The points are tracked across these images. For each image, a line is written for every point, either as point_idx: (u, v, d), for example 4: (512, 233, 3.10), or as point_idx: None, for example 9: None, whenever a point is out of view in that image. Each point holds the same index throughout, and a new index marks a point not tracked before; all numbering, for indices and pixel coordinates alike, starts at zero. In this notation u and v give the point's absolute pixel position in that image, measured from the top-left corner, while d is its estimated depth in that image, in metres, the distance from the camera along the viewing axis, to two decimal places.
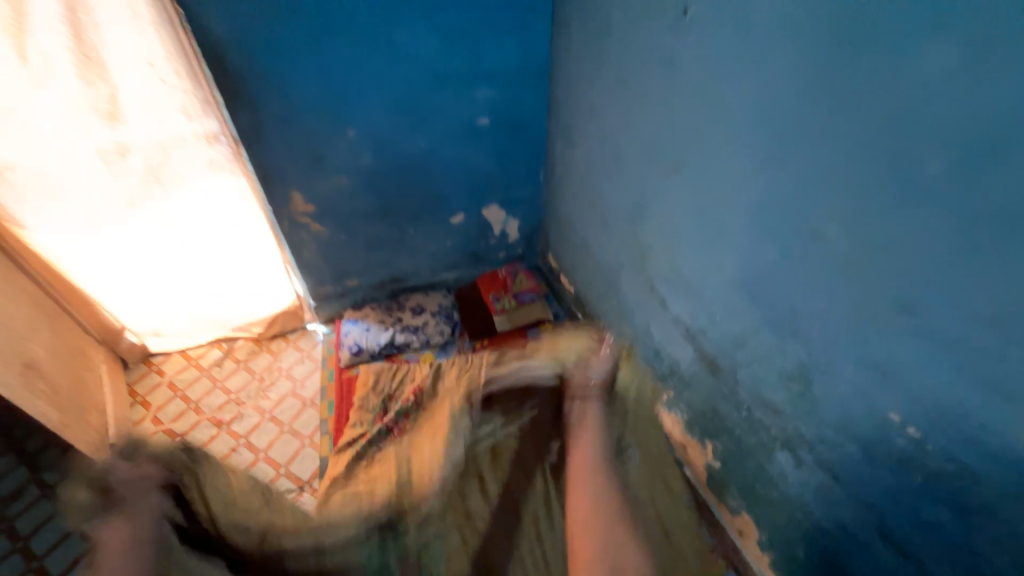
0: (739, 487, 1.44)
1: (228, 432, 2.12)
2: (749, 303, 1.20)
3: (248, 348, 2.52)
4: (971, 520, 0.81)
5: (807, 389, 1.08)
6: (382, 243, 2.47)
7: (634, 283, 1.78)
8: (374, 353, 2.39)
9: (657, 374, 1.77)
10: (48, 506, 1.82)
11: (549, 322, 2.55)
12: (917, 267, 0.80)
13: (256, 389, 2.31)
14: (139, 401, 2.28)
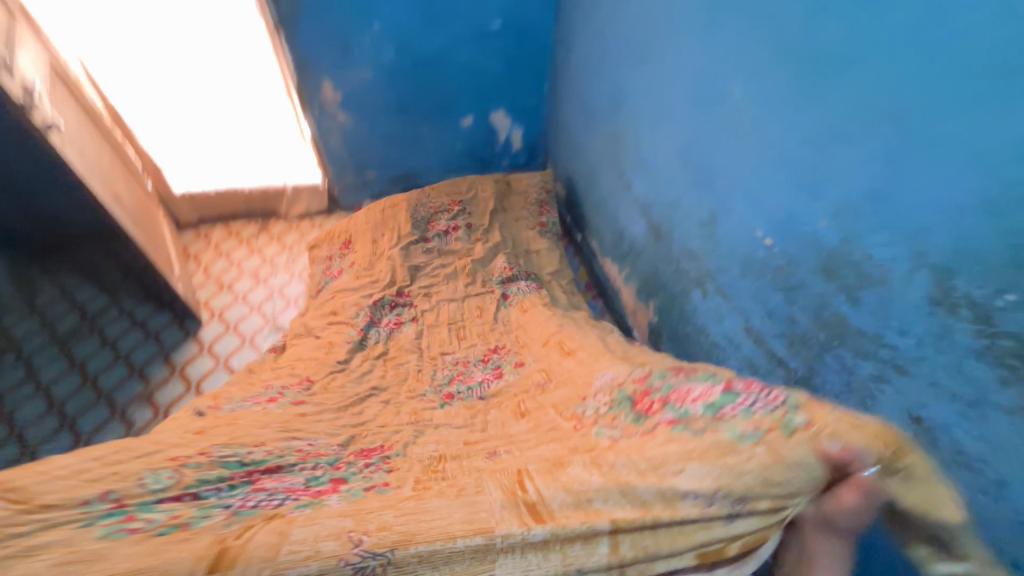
0: (669, 332, 1.80)
1: (266, 285, 2.58)
2: (682, 169, 1.50)
3: (281, 226, 2.94)
4: (793, 297, 1.14)
5: (714, 229, 1.40)
6: (399, 139, 2.78)
7: (610, 174, 2.08)
8: None
9: (621, 253, 2.10)
10: (125, 322, 2.38)
11: None
12: (781, 109, 1.10)
13: (287, 256, 2.75)
14: (192, 258, 2.72)
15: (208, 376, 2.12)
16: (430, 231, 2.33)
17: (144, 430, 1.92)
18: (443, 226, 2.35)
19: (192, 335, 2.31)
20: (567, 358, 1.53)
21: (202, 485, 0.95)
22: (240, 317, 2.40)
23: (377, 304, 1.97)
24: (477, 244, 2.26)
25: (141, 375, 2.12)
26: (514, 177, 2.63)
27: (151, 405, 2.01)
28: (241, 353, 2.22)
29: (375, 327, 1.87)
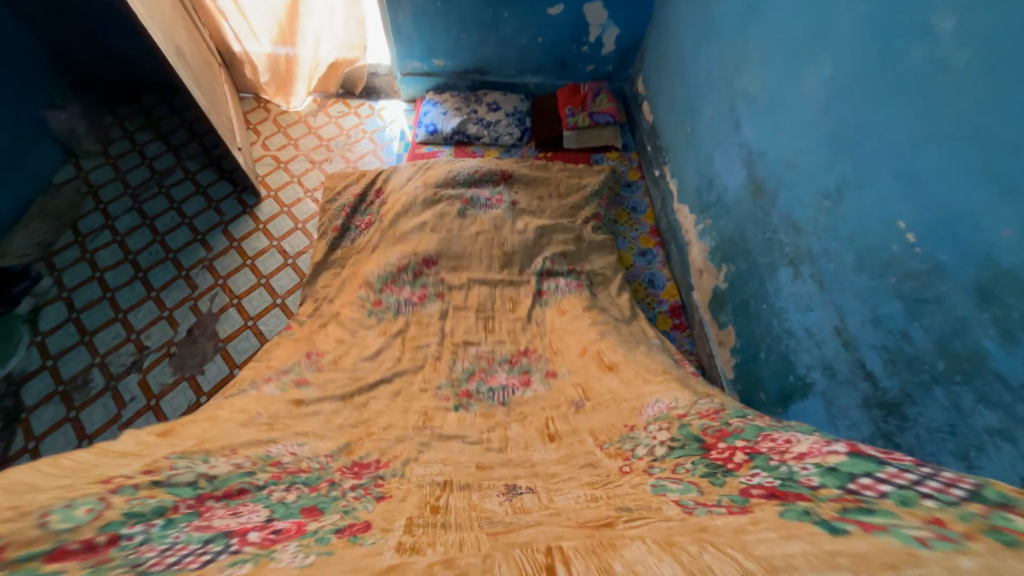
0: (735, 303, 1.64)
1: (320, 170, 2.53)
2: (821, 119, 1.19)
3: (339, 107, 2.82)
4: (917, 311, 0.94)
5: (836, 204, 1.15)
6: (474, 22, 2.41)
7: (716, 105, 1.72)
8: (448, 137, 2.58)
9: (703, 203, 1.85)
10: (190, 186, 2.40)
11: (616, 149, 2.57)
12: (1010, 61, 0.78)
13: (344, 142, 2.66)
14: (252, 128, 2.69)
15: (263, 255, 2.18)
16: (469, 192, 2.08)
17: (205, 294, 2.05)
18: (485, 195, 2.09)
19: (250, 210, 2.33)
20: (608, 375, 1.42)
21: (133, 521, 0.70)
22: (294, 200, 2.39)
23: (399, 263, 1.82)
24: (519, 217, 2.03)
25: (204, 242, 2.20)
26: (566, 166, 2.36)
27: (212, 273, 2.11)
28: (293, 237, 2.25)
29: (391, 298, 1.76)
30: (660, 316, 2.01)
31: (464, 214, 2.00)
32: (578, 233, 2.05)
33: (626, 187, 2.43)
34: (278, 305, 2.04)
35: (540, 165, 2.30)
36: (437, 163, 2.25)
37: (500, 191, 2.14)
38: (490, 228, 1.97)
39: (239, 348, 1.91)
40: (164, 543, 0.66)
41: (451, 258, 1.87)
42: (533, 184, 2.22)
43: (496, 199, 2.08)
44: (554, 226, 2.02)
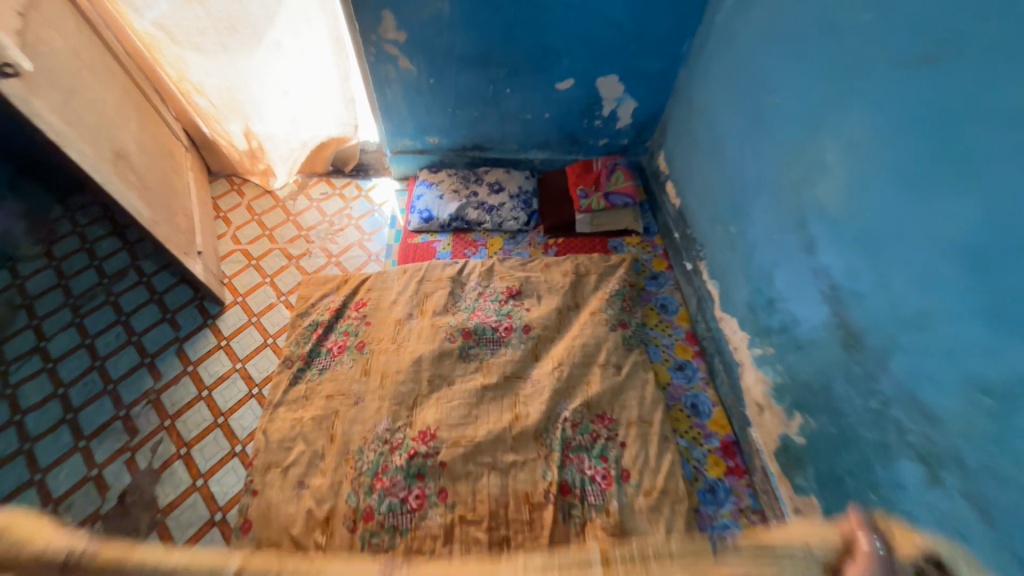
0: (818, 471, 1.27)
1: (296, 266, 2.19)
2: (968, 283, 0.87)
3: (322, 188, 2.52)
4: None
5: (1013, 411, 0.81)
6: (473, 99, 2.14)
7: (773, 213, 1.40)
8: (444, 224, 2.26)
9: (761, 326, 1.50)
10: (144, 293, 2.05)
11: (636, 233, 2.25)
12: None
13: (326, 230, 2.34)
14: (221, 216, 2.37)
15: (222, 384, 1.80)
16: (472, 320, 1.86)
17: (146, 441, 1.65)
18: (491, 321, 1.86)
19: (211, 322, 1.97)
20: None
21: None
22: (264, 306, 2.04)
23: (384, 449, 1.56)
24: (531, 347, 1.80)
25: (152, 368, 1.83)
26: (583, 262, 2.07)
27: (157, 410, 1.72)
28: (261, 357, 1.88)
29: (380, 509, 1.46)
30: (709, 456, 1.63)
31: (468, 357, 1.77)
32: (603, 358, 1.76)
33: (652, 280, 2.10)
34: (236, 455, 1.63)
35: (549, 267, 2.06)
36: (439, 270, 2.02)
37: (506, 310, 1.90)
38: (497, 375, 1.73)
39: (182, 522, 1.49)
40: None
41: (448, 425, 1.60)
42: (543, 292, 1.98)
43: (502, 324, 1.85)
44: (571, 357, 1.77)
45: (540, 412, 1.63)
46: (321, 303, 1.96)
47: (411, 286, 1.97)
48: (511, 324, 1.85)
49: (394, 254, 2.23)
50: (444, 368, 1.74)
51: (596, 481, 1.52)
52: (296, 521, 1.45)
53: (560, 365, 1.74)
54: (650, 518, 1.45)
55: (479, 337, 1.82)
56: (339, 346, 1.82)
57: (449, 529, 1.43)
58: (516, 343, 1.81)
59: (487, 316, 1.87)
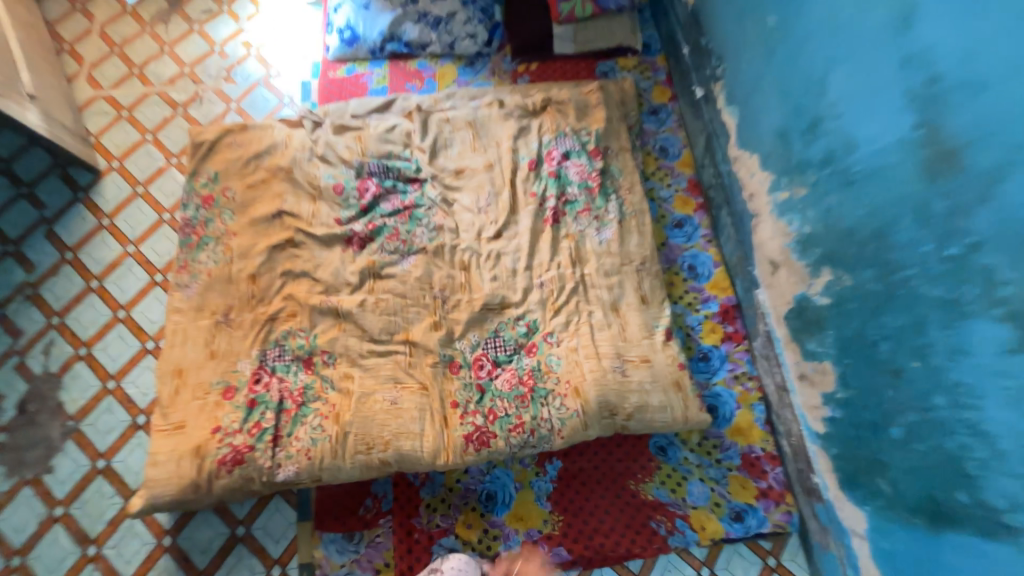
0: (839, 335, 1.06)
1: (184, 116, 1.65)
2: None
3: (203, 5, 1.82)
4: None
5: None
6: None
7: None
8: (376, 49, 1.67)
9: (790, 159, 1.14)
10: None
11: (631, 53, 1.73)
12: None
13: (218, 65, 1.74)
14: (66, 50, 1.72)
15: (116, 272, 1.45)
16: (382, 203, 1.43)
17: (35, 344, 1.36)
18: (399, 201, 1.44)
19: (85, 196, 1.53)
20: (596, 529, 1.23)
21: (383, 177, 1.45)
22: (152, 172, 1.57)
23: (297, 362, 1.26)
24: (499, 207, 1.43)
25: (20, 258, 1.44)
26: (557, 94, 1.57)
27: (39, 308, 1.40)
28: (159, 238, 1.49)
29: (306, 416, 1.18)
30: (706, 323, 1.42)
31: (416, 228, 1.41)
32: (585, 218, 1.42)
33: (652, 114, 1.66)
34: (149, 352, 1.36)
35: (518, 104, 1.57)
36: (370, 116, 1.53)
37: (403, 167, 1.47)
38: (453, 238, 1.41)
39: (100, 428, 1.28)
40: (382, 202, 1.43)
41: (392, 300, 1.33)
42: (508, 135, 1.51)
43: (403, 204, 1.43)
44: (541, 226, 1.42)
45: (497, 284, 1.35)
46: (224, 159, 1.48)
47: (317, 141, 1.48)
48: (457, 188, 1.46)
49: (314, 94, 1.66)
50: (385, 238, 1.40)
51: (563, 374, 1.23)
52: (201, 421, 1.18)
53: (531, 227, 1.41)
54: (645, 391, 1.22)
55: (415, 208, 1.43)
56: (251, 219, 1.41)
57: (396, 408, 1.20)
58: (478, 200, 1.44)
59: (394, 197, 1.44)
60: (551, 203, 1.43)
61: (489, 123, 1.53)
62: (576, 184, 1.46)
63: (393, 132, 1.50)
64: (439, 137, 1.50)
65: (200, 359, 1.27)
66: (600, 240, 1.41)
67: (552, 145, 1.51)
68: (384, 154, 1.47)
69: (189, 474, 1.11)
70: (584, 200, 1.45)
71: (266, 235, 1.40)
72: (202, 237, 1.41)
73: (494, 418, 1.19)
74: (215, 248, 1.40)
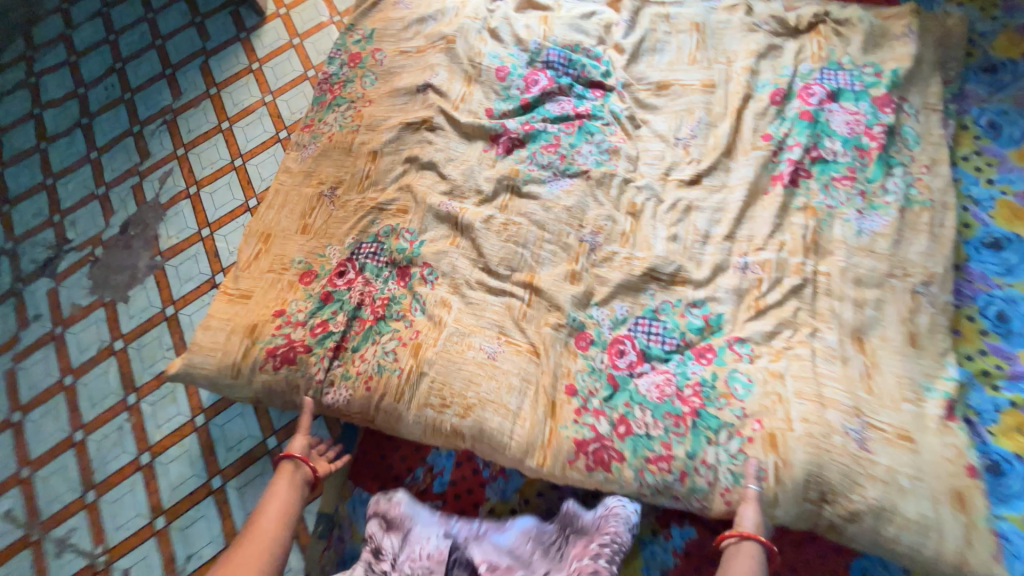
0: None
1: None
2: None
3: None
4: None
5: None
6: None
7: None
8: None
9: None
10: None
11: None
12: None
13: None
14: None
15: (247, 119, 1.32)
16: (548, 103, 1.05)
17: (157, 170, 1.29)
18: (572, 105, 1.04)
19: (245, 37, 1.43)
20: None
21: (559, 72, 1.07)
22: (312, 26, 1.41)
23: (391, 268, 0.97)
24: (709, 144, 0.98)
25: (172, 83, 1.38)
26: (839, 10, 1.06)
27: (171, 135, 1.32)
28: (296, 94, 1.33)
29: (381, 334, 0.90)
30: (1010, 414, 0.82)
31: (582, 144, 1.02)
32: (845, 189, 0.92)
33: (986, 71, 1.05)
34: (249, 210, 1.20)
35: (772, 15, 1.08)
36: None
37: (589, 64, 1.07)
38: (631, 169, 1.00)
39: (180, 274, 1.16)
40: (548, 103, 1.06)
41: (526, 226, 0.96)
42: (749, 50, 1.04)
43: (576, 109, 1.04)
44: (767, 186, 0.94)
45: (676, 248, 0.92)
46: (384, 18, 1.25)
47: (493, 13, 1.16)
48: (654, 107, 1.04)
49: None
50: (539, 146, 1.03)
51: (748, 409, 0.78)
52: (267, 298, 0.96)
53: (750, 183, 0.94)
54: (891, 487, 0.71)
55: (590, 118, 1.03)
56: (392, 88, 1.15)
57: (493, 366, 0.85)
58: (681, 128, 1.01)
59: (565, 100, 1.05)
60: (792, 155, 0.94)
61: (725, 31, 1.07)
62: (840, 138, 0.95)
63: (590, 18, 1.13)
64: (648, 35, 1.09)
65: (290, 229, 1.06)
66: (859, 230, 0.89)
67: (816, 78, 1.00)
68: (571, 43, 1.09)
69: (244, 356, 0.90)
70: (847, 166, 0.93)
71: (403, 110, 1.13)
72: (336, 97, 1.20)
73: (625, 433, 0.80)
74: (346, 113, 1.17)
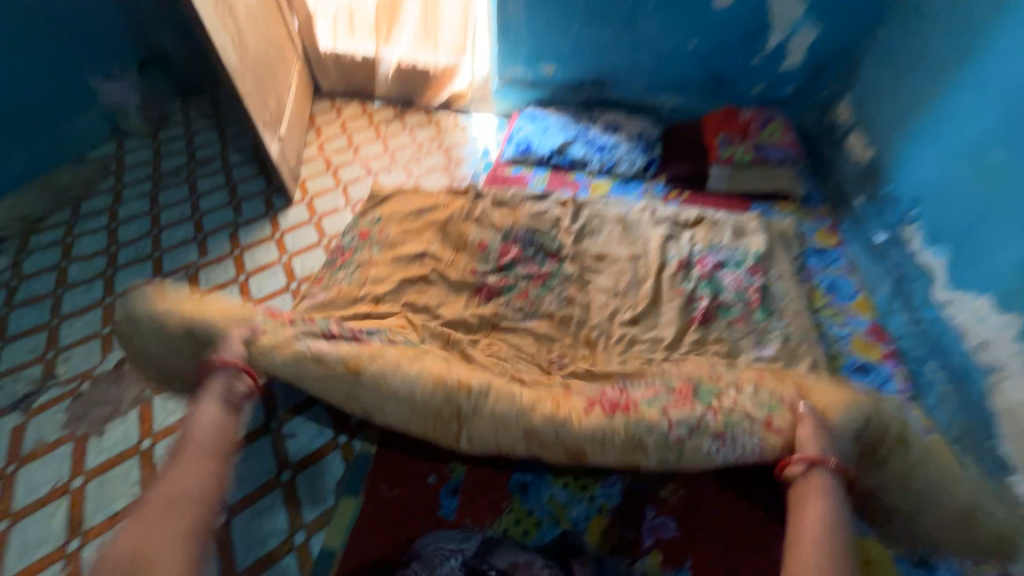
0: None
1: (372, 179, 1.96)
2: None
3: (418, 117, 2.33)
4: None
5: None
6: (606, 16, 1.84)
7: None
8: (543, 158, 1.90)
9: None
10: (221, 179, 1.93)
11: (790, 200, 1.71)
12: None
13: (412, 153, 2.12)
14: (314, 128, 2.26)
15: (263, 273, 1.56)
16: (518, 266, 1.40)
17: None
18: (535, 268, 1.39)
19: (272, 214, 1.78)
20: None
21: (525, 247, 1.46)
22: (330, 209, 1.81)
23: None
24: (640, 295, 1.31)
25: (201, 245, 1.65)
26: (712, 214, 1.56)
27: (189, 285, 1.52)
28: (310, 256, 1.62)
29: (362, 339, 0.97)
30: None
31: (546, 295, 1.31)
32: (742, 325, 1.23)
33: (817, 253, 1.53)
34: None
35: (669, 215, 1.56)
36: (525, 199, 1.64)
37: (547, 241, 1.47)
38: (585, 313, 1.28)
39: (168, 405, 1.20)
40: (518, 266, 1.41)
41: (505, 356, 1.17)
42: (657, 236, 1.48)
43: (539, 271, 1.38)
44: (688, 324, 1.24)
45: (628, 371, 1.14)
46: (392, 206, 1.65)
47: (476, 207, 1.59)
48: (597, 270, 1.39)
49: (481, 181, 1.90)
50: (513, 296, 1.32)
51: None
52: None
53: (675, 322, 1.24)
54: None
55: (549, 278, 1.37)
56: (396, 252, 1.47)
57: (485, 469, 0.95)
58: (619, 284, 1.35)
59: (530, 264, 1.41)
60: (700, 303, 1.28)
61: (640, 223, 1.53)
62: (730, 294, 1.31)
63: (546, 212, 1.57)
64: (587, 224, 1.53)
65: None
66: (758, 356, 1.19)
67: (704, 254, 1.43)
68: (533, 229, 1.50)
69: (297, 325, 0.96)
70: (740, 311, 1.27)
71: (404, 268, 1.42)
72: (347, 258, 1.48)
73: (646, 458, 0.86)
74: (354, 269, 1.45)
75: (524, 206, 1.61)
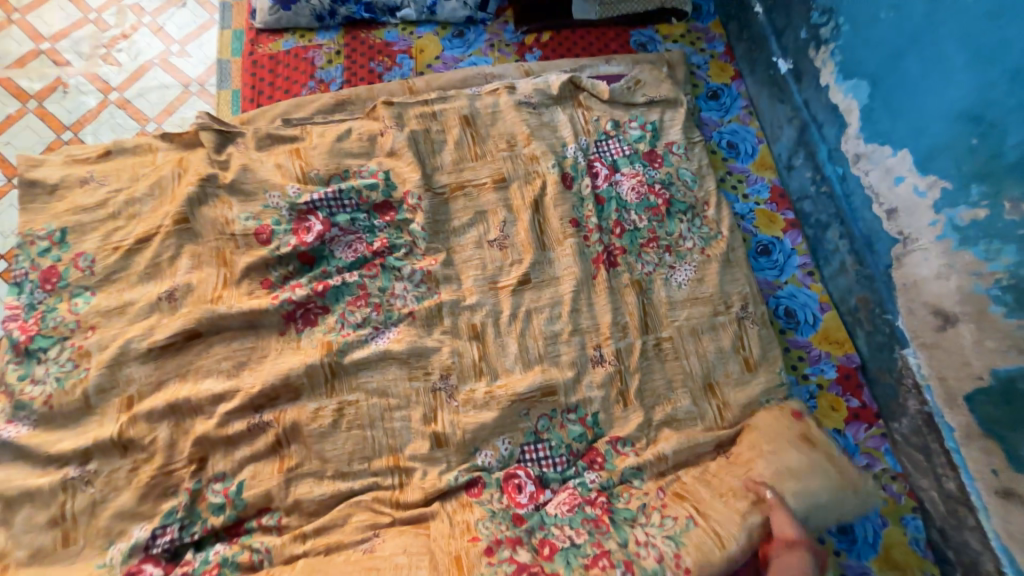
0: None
1: (37, 114, 1.11)
2: None
3: None
4: None
5: None
6: None
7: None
8: (324, 15, 1.17)
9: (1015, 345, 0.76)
10: None
11: (678, 17, 1.27)
12: None
13: (89, 41, 1.19)
14: None
15: None
16: (339, 250, 0.91)
17: None
18: (361, 244, 0.92)
19: None
20: None
21: (339, 209, 0.94)
22: None
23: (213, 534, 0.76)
24: (522, 242, 0.97)
25: None
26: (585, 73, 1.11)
27: None
28: None
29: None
30: (822, 396, 0.99)
31: (387, 283, 0.91)
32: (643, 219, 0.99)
33: (710, 99, 1.21)
34: None
35: (533, 88, 1.08)
36: (311, 120, 1.02)
37: (364, 187, 0.95)
38: (450, 291, 0.92)
39: None
40: (343, 255, 0.92)
41: (360, 396, 0.83)
42: (523, 134, 1.04)
43: (370, 249, 0.93)
44: (592, 270, 0.96)
45: (522, 364, 0.89)
46: (82, 177, 0.94)
47: (233, 147, 0.96)
48: (450, 217, 0.97)
49: (233, 79, 1.15)
50: (343, 298, 0.89)
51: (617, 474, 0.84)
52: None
53: (567, 268, 0.95)
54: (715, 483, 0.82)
55: (383, 257, 0.93)
56: (127, 277, 0.88)
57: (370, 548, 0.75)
58: (485, 229, 0.97)
59: (353, 239, 0.93)
60: (597, 237, 0.97)
61: (496, 115, 1.05)
62: (626, 203, 1.01)
63: (351, 130, 1.00)
64: (418, 135, 1.01)
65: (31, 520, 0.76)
66: (673, 284, 0.97)
67: (595, 152, 1.05)
68: (338, 171, 0.96)
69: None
70: (644, 226, 1.00)
71: (152, 302, 0.86)
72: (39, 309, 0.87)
73: (551, 554, 0.73)
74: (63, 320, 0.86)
75: (314, 127, 1.01)
